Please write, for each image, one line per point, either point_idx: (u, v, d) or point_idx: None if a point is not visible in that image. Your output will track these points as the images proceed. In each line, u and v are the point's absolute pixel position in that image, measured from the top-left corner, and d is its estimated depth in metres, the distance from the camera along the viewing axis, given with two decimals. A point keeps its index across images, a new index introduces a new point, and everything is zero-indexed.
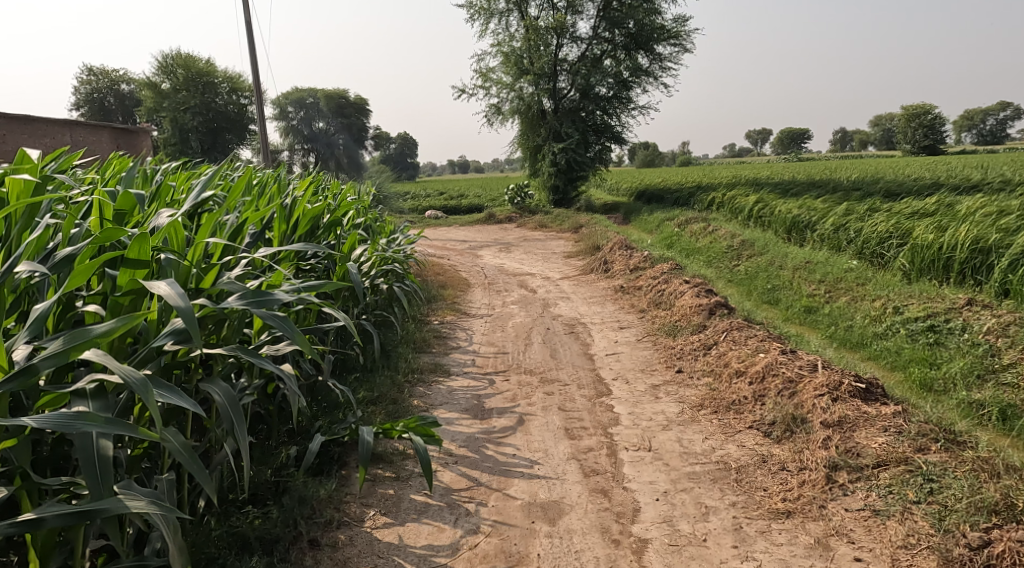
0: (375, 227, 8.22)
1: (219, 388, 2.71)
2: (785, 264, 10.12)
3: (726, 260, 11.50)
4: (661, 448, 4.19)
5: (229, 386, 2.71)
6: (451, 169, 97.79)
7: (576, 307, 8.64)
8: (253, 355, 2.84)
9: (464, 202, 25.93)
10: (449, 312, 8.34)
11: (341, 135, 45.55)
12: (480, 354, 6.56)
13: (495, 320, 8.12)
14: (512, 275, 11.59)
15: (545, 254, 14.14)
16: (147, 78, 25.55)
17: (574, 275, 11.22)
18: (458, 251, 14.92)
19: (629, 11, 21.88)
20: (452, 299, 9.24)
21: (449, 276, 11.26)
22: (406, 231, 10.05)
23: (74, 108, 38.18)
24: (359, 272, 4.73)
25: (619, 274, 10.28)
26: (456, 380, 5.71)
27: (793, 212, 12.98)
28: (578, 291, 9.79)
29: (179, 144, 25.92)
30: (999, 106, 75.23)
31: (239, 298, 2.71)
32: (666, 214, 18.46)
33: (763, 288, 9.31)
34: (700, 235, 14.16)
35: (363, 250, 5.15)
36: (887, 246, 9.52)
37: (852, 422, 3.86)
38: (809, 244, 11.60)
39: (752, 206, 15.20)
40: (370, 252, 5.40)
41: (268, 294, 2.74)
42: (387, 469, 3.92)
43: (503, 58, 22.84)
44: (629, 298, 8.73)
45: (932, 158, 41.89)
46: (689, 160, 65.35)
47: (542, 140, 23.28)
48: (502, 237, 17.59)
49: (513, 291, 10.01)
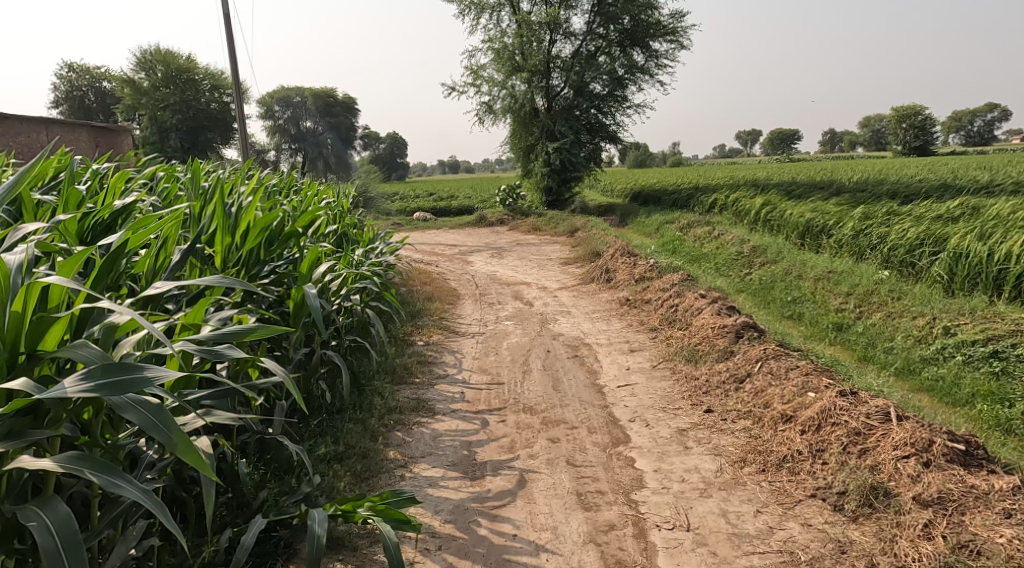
0: (350, 236, 7.30)
1: (51, 516, 2.23)
2: (804, 274, 9.25)
3: (736, 268, 10.62)
4: (702, 526, 3.28)
5: (62, 517, 2.23)
6: (440, 169, 96.65)
7: (577, 324, 7.72)
8: (104, 472, 2.24)
9: (454, 203, 24.96)
10: (435, 329, 7.43)
11: (329, 134, 44.42)
12: (470, 386, 5.63)
13: (488, 339, 7.22)
14: (505, 285, 10.67)
15: (539, 260, 13.23)
16: (125, 75, 24.42)
17: (573, 285, 10.31)
18: (448, 257, 13.99)
19: (624, 6, 21.13)
20: (439, 314, 8.32)
21: (436, 286, 10.34)
22: (388, 239, 9.14)
23: (53, 107, 37.02)
24: (316, 293, 3.87)
25: (624, 285, 9.38)
26: (441, 422, 4.78)
27: (805, 216, 12.11)
28: (580, 304, 8.89)
29: (159, 143, 24.82)
30: (987, 106, 74.91)
31: (77, 380, 2.19)
32: (665, 217, 17.63)
33: (781, 300, 8.44)
34: (705, 241, 13.28)
35: (328, 267, 4.30)
36: (917, 255, 8.64)
37: (958, 501, 3.08)
38: (827, 250, 10.71)
39: (758, 208, 14.32)
40: (343, 269, 4.53)
41: (127, 375, 2.20)
42: (349, 561, 3.03)
43: (494, 54, 21.92)
44: (637, 313, 7.82)
45: (925, 159, 41.21)
46: (680, 160, 64.62)
47: (534, 139, 22.38)
48: (494, 241, 16.66)
49: (507, 305, 9.10)
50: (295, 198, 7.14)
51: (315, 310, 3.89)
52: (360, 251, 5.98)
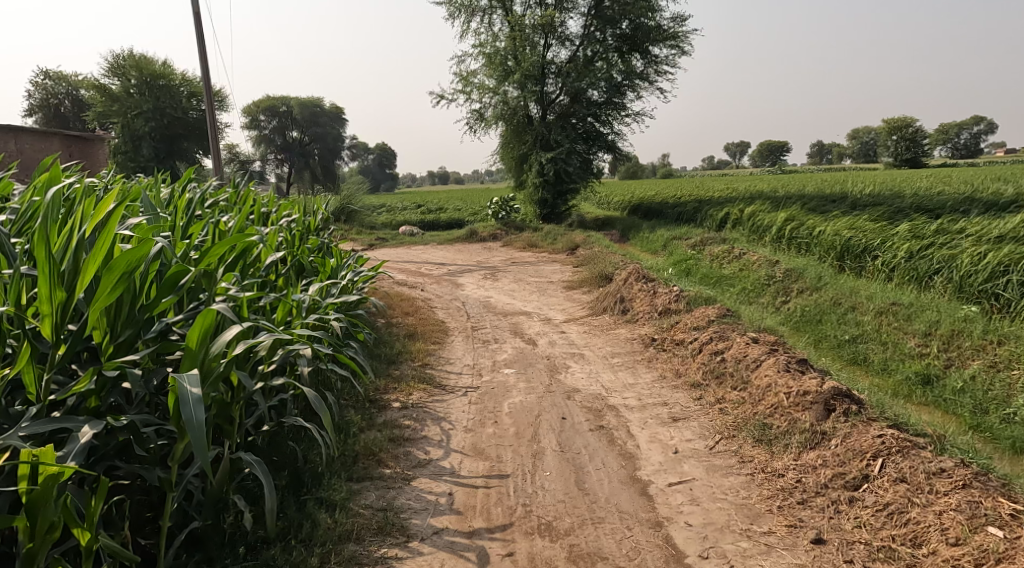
0: (307, 264, 5.87)
1: None
2: (858, 306, 7.79)
3: (771, 297, 9.13)
4: None
5: None
6: (431, 180, 95.03)
7: (595, 374, 6.17)
8: None
9: (442, 216, 23.41)
10: (416, 384, 5.88)
11: (316, 144, 43.01)
12: (462, 480, 4.09)
13: (483, 397, 5.66)
14: (501, 316, 9.11)
15: (538, 283, 11.67)
16: (94, 80, 22.75)
17: (581, 317, 8.78)
18: (435, 279, 12.45)
19: (623, 10, 19.78)
20: (423, 360, 6.74)
21: (420, 318, 8.79)
22: (361, 265, 7.60)
23: (29, 115, 35.34)
24: (193, 396, 2.56)
25: (644, 320, 7.85)
26: (420, 559, 3.27)
27: (841, 233, 10.61)
28: (593, 343, 7.35)
29: (132, 153, 23.32)
30: (974, 118, 74.59)
31: None
32: (672, 232, 16.23)
33: (836, 340, 7.01)
34: (725, 262, 11.80)
35: (235, 330, 2.90)
36: (1001, 285, 7.15)
37: None
38: (875, 276, 9.23)
39: (781, 224, 12.81)
40: (284, 336, 3.16)
41: None
42: None
43: (485, 59, 20.48)
44: (668, 360, 6.30)
45: (918, 172, 40.11)
46: (671, 172, 63.58)
47: (527, 148, 20.89)
48: (486, 259, 15.12)
49: (505, 343, 7.57)
50: (240, 217, 5.72)
51: (194, 422, 2.59)
52: (312, 292, 4.57)
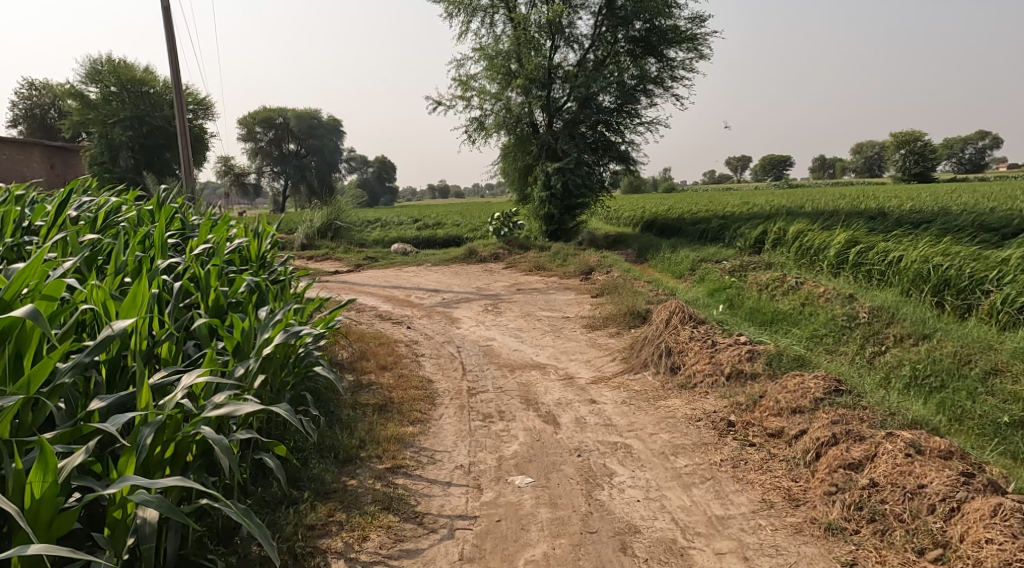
0: (202, 328, 3.85)
1: None
2: (1001, 370, 5.65)
3: (860, 349, 6.98)
4: None
5: None
6: (431, 194, 92.84)
7: (656, 494, 4.02)
8: None
9: (440, 232, 21.25)
10: (377, 518, 3.75)
11: (313, 156, 40.93)
12: None
13: (485, 548, 3.52)
14: (507, 370, 6.92)
15: (552, 319, 9.46)
16: (67, 87, 20.65)
17: (614, 374, 6.61)
18: (426, 311, 10.27)
19: (637, 8, 17.69)
20: (395, 458, 4.53)
21: (400, 375, 6.63)
22: (326, 322, 5.34)
23: (13, 127, 33.41)
24: None
25: (707, 388, 5.69)
26: None
27: (933, 262, 8.40)
28: (640, 424, 5.18)
29: (108, 164, 21.14)
30: (979, 133, 72.57)
31: None
32: (699, 253, 14.20)
33: (988, 423, 4.93)
34: (777, 293, 9.65)
35: None
36: None
37: None
38: (993, 325, 7.09)
39: (839, 248, 10.67)
40: None
41: None
42: None
43: (486, 62, 18.30)
44: (766, 471, 4.14)
45: (932, 189, 37.92)
46: (671, 186, 61.36)
47: (531, 159, 18.80)
48: (488, 284, 12.92)
49: (514, 421, 5.39)
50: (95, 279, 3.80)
51: None
52: (171, 405, 2.73)
